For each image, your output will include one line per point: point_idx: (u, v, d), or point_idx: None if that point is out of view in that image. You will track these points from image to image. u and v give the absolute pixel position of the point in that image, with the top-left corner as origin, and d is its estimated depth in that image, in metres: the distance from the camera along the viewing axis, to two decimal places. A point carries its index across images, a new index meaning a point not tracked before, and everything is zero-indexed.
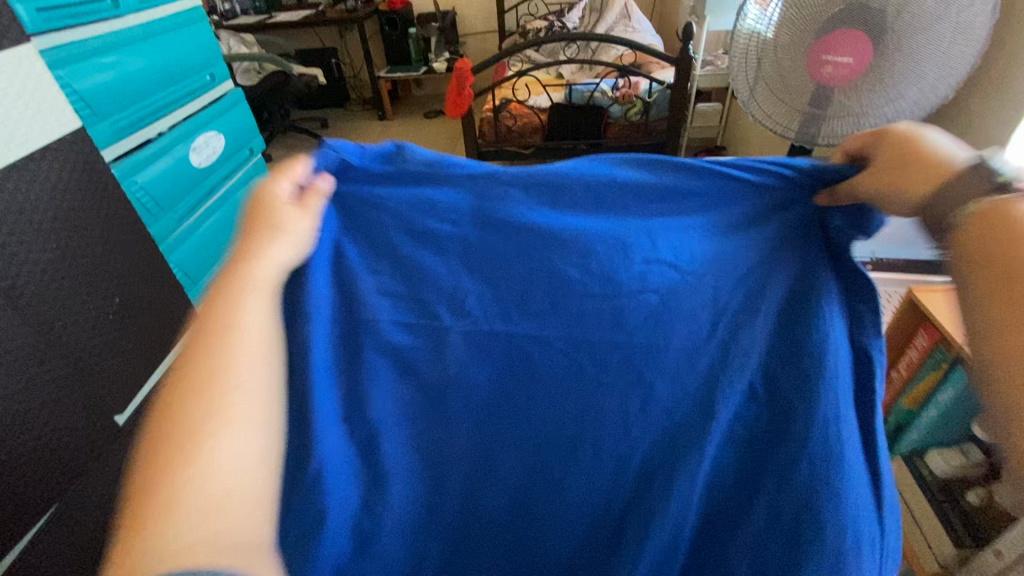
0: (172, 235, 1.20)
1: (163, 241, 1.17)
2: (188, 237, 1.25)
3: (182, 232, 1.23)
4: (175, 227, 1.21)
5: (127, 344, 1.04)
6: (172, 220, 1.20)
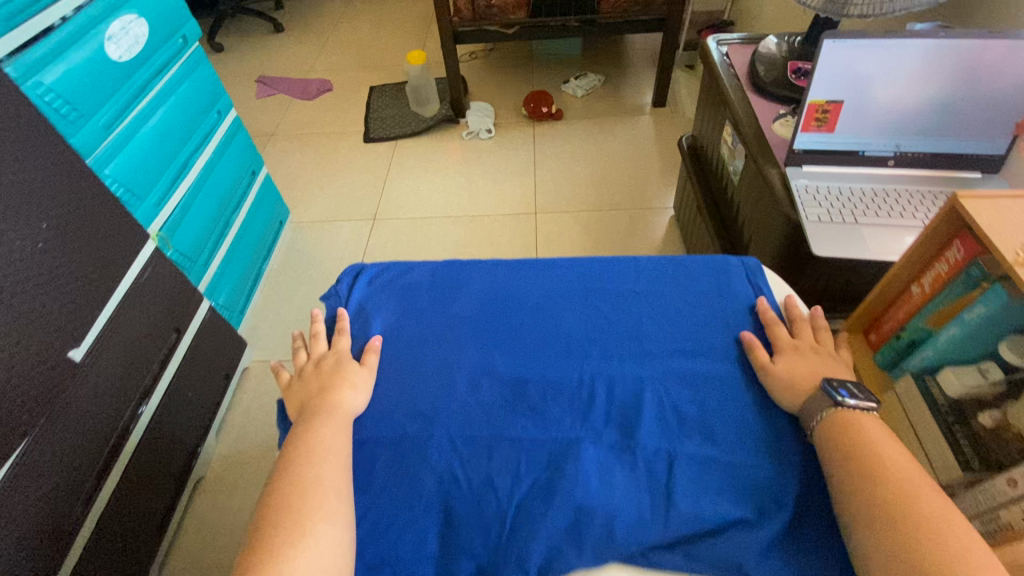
0: (100, 146, 1.04)
1: (91, 154, 1.01)
2: (122, 148, 1.09)
3: (112, 142, 1.06)
4: (103, 137, 1.04)
5: (84, 269, 0.91)
6: (96, 129, 1.03)
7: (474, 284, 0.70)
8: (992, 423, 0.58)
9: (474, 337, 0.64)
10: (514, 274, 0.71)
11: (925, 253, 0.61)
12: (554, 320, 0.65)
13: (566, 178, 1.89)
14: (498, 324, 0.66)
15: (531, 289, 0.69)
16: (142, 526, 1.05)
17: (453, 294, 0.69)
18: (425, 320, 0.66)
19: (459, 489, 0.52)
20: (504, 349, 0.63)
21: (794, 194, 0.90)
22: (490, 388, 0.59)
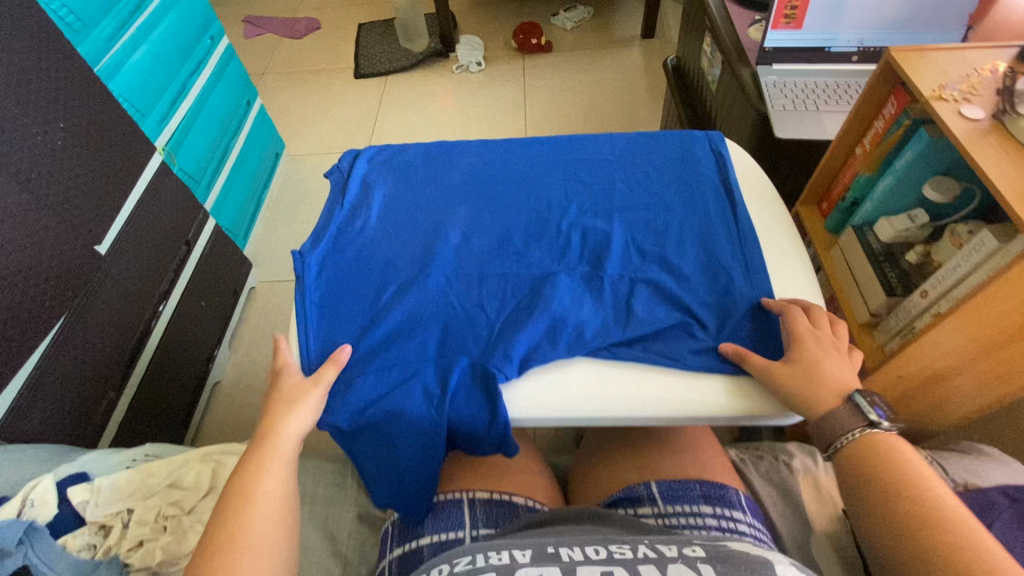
0: (104, 59, 1.08)
1: (96, 65, 1.06)
2: (126, 63, 1.13)
3: (114, 56, 1.10)
4: (106, 50, 1.08)
5: (99, 171, 0.98)
6: (99, 41, 1.07)
7: (466, 159, 0.77)
8: (916, 259, 0.66)
9: (467, 200, 0.71)
10: (502, 149, 0.77)
11: (867, 115, 0.69)
12: (538, 184, 0.73)
13: (556, 108, 1.93)
14: (490, 188, 0.74)
15: (518, 161, 0.76)
16: (168, 416, 1.16)
17: (447, 167, 0.76)
18: (423, 188, 0.73)
19: (455, 312, 0.61)
20: (496, 207, 0.71)
21: (762, 89, 0.96)
22: (481, 239, 0.68)
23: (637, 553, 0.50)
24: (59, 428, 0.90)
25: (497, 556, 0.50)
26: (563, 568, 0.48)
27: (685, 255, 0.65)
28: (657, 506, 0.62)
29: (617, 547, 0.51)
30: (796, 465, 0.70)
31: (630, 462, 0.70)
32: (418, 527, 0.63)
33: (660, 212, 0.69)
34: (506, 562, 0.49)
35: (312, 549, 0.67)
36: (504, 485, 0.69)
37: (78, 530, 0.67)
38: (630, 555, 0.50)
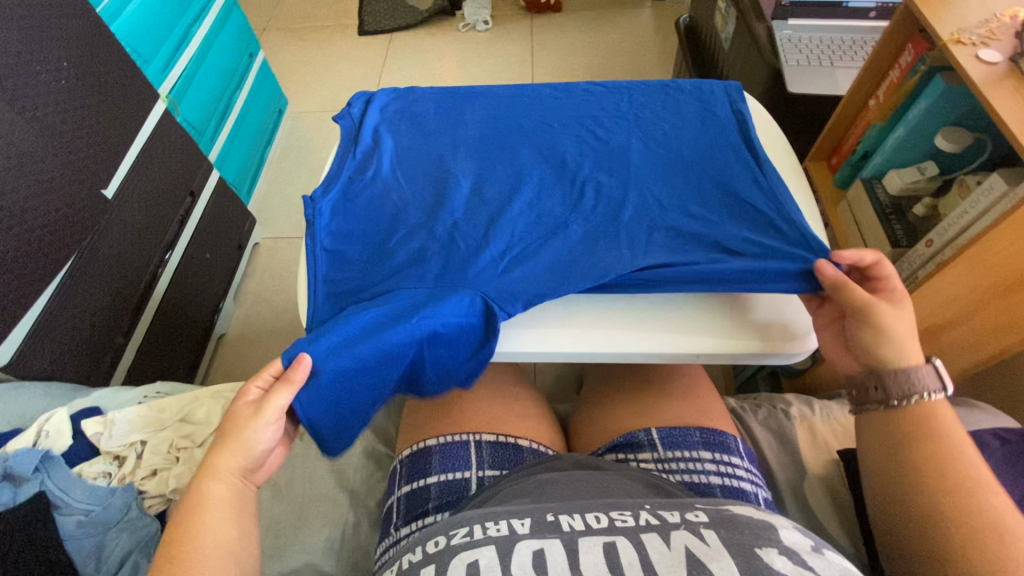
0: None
1: (98, 5, 1.04)
2: (128, 5, 1.11)
3: None
4: None
5: (104, 114, 0.97)
6: None
7: (477, 108, 0.76)
8: (923, 212, 0.67)
9: (477, 148, 0.72)
10: (515, 99, 0.77)
11: (882, 65, 0.68)
12: (551, 133, 0.73)
13: (563, 70, 1.89)
14: (497, 135, 0.73)
15: (530, 111, 0.76)
16: (174, 364, 1.17)
17: (460, 115, 0.76)
18: (435, 135, 0.74)
19: (464, 254, 0.62)
20: (505, 158, 0.71)
21: (777, 43, 0.94)
22: (492, 185, 0.68)
23: (639, 522, 0.50)
24: (69, 367, 0.92)
25: (494, 527, 0.50)
26: (563, 541, 0.48)
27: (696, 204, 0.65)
28: (656, 452, 0.64)
29: (618, 514, 0.51)
30: (793, 413, 0.71)
31: (630, 406, 0.72)
32: (425, 467, 0.65)
33: (673, 162, 0.69)
34: (506, 534, 0.49)
35: (320, 481, 0.70)
36: (507, 427, 0.70)
37: (94, 459, 0.69)
38: (632, 523, 0.50)
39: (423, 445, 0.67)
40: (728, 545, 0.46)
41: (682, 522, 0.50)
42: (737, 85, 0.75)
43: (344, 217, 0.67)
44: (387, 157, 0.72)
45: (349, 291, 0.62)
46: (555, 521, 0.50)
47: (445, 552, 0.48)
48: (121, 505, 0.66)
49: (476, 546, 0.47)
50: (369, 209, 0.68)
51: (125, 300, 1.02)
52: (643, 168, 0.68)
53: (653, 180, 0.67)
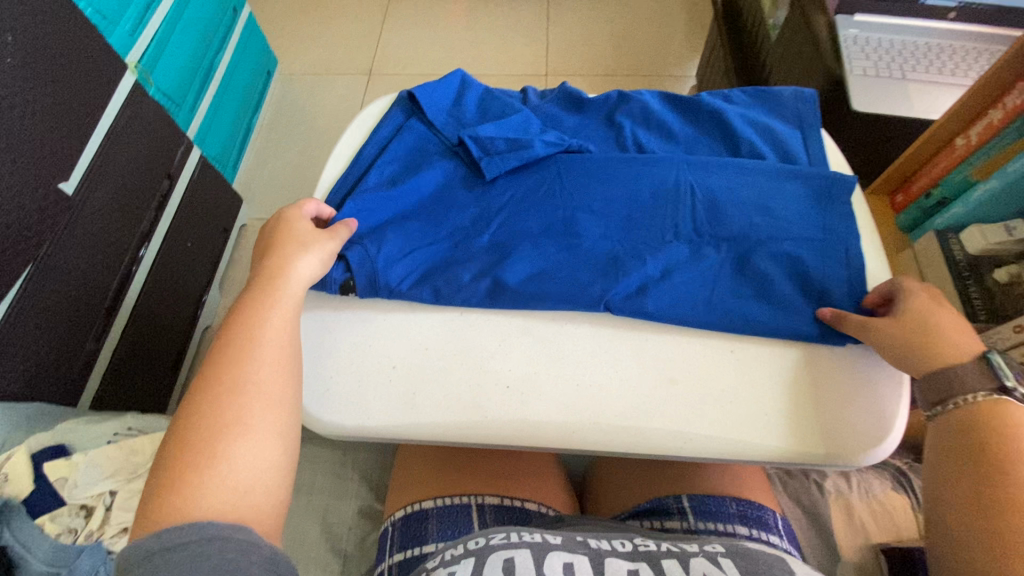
0: None
1: None
2: None
3: None
4: None
5: (58, 95, 0.83)
6: None
7: (494, 135, 0.58)
8: (1005, 278, 0.58)
9: (505, 227, 0.56)
10: (540, 140, 0.58)
11: (980, 100, 0.58)
12: (656, 219, 0.55)
13: (582, 36, 1.71)
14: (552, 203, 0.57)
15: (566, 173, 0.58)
16: (154, 361, 1.09)
17: (467, 161, 0.59)
18: (435, 173, 0.59)
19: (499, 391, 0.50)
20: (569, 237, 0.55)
21: (840, 46, 0.80)
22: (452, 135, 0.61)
23: (662, 547, 0.51)
24: (39, 382, 0.84)
25: (529, 535, 0.51)
26: (591, 557, 0.49)
27: (810, 302, 0.52)
28: (687, 521, 0.57)
29: (641, 540, 0.52)
30: (828, 487, 0.64)
31: (649, 473, 0.64)
32: (421, 533, 0.57)
33: (780, 220, 0.54)
34: (540, 542, 0.49)
35: (309, 543, 0.63)
36: (513, 488, 0.63)
37: (58, 510, 0.63)
38: (656, 549, 0.51)
39: (418, 508, 0.60)
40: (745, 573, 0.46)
41: (699, 551, 0.50)
42: (814, 96, 0.61)
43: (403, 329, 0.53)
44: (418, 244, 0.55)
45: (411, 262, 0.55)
46: (585, 541, 0.51)
47: (484, 548, 0.48)
48: (89, 568, 0.60)
49: (512, 545, 0.48)
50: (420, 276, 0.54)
51: (97, 304, 0.93)
52: (748, 252, 0.53)
53: (764, 291, 0.52)
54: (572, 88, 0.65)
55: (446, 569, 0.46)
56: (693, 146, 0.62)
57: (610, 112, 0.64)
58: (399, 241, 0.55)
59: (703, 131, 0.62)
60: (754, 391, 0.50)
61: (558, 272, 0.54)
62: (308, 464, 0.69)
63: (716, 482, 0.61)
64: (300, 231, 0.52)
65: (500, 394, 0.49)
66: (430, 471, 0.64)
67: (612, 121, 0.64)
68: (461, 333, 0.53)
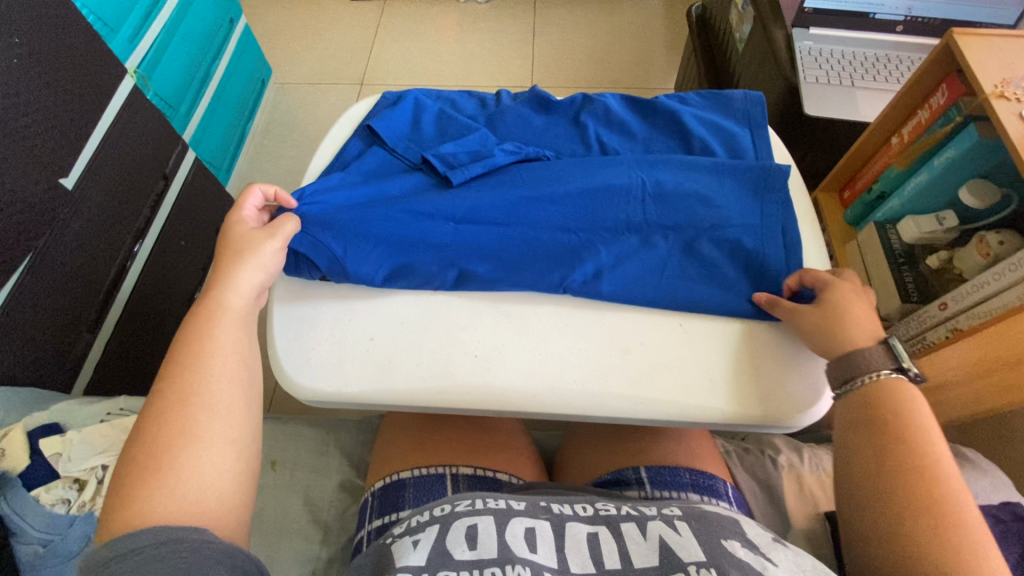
0: None
1: None
2: None
3: None
4: None
5: (60, 95, 0.88)
6: None
7: (457, 150, 0.64)
8: (937, 264, 0.64)
9: (471, 216, 0.60)
10: (500, 150, 0.64)
11: (911, 102, 0.64)
12: (614, 207, 0.60)
13: (566, 51, 1.79)
14: (519, 195, 0.60)
15: (530, 171, 0.62)
16: (145, 355, 1.12)
17: (434, 177, 0.63)
18: (402, 182, 0.63)
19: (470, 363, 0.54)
20: (530, 231, 0.59)
21: (796, 56, 0.87)
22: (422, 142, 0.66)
23: (621, 511, 0.52)
24: (33, 368, 0.87)
25: (495, 501, 0.52)
26: (553, 522, 0.50)
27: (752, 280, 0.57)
28: (644, 490, 0.61)
29: (602, 505, 0.54)
30: (782, 461, 0.69)
31: (614, 446, 0.68)
32: (398, 500, 0.61)
33: (725, 209, 0.59)
34: (504, 508, 0.51)
35: (291, 516, 0.66)
36: (486, 462, 0.66)
37: (52, 483, 0.67)
38: (615, 513, 0.52)
39: (397, 478, 0.63)
40: (698, 534, 0.48)
41: (658, 515, 0.51)
42: (760, 98, 0.67)
43: (382, 311, 0.58)
44: (389, 225, 0.58)
45: (379, 253, 0.58)
46: (548, 505, 0.53)
47: (449, 515, 0.49)
48: (80, 536, 0.64)
49: (477, 512, 0.49)
50: (392, 261, 0.58)
51: (92, 296, 0.97)
52: (693, 237, 0.59)
53: (715, 273, 0.57)
54: (541, 90, 0.70)
55: (411, 537, 0.48)
56: (652, 144, 0.67)
57: (576, 113, 0.69)
58: (364, 231, 0.58)
59: (661, 130, 0.68)
60: (698, 360, 0.54)
61: (518, 258, 0.58)
62: (294, 442, 0.73)
63: (676, 454, 0.65)
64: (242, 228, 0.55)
65: (468, 364, 0.54)
66: (407, 446, 0.68)
67: (577, 121, 0.69)
68: (434, 311, 0.57)
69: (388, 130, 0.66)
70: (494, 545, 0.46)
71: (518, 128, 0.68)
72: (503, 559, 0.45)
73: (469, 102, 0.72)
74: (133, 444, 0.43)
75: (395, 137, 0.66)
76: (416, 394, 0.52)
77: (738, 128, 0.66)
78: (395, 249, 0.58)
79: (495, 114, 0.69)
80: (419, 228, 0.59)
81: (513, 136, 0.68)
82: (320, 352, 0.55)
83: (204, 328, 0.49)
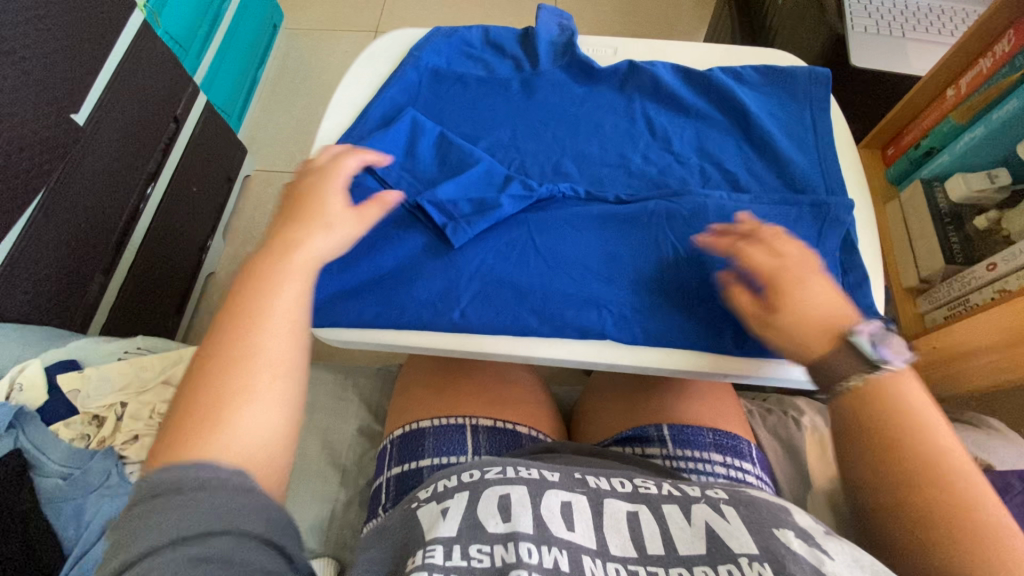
0: None
1: None
2: None
3: None
4: None
5: (66, 24, 0.83)
6: None
7: (457, 198, 0.57)
8: (984, 225, 0.60)
9: (502, 233, 0.56)
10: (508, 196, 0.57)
11: (972, 49, 0.60)
12: (644, 243, 0.56)
13: (588, 0, 1.70)
14: (549, 245, 0.56)
15: (554, 167, 0.60)
16: (160, 300, 1.12)
17: (430, 229, 0.57)
18: (399, 238, 0.57)
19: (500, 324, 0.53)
20: (560, 281, 0.54)
21: (844, 3, 0.81)
22: (442, 131, 0.61)
23: (660, 488, 0.47)
24: (47, 307, 0.87)
25: (526, 470, 0.47)
26: (590, 497, 0.46)
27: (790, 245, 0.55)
28: (666, 448, 0.60)
29: (641, 479, 0.48)
30: (805, 422, 0.68)
31: (636, 401, 0.67)
32: (418, 449, 0.61)
33: (767, 202, 0.56)
34: (537, 479, 0.46)
35: (311, 458, 0.66)
36: (506, 413, 0.66)
37: (72, 418, 0.67)
38: (656, 491, 0.47)
39: (417, 426, 0.63)
40: (748, 522, 0.43)
41: (702, 495, 0.46)
42: (826, 76, 0.62)
43: (418, 305, 0.54)
44: (398, 297, 0.54)
45: (388, 308, 0.54)
46: (583, 478, 0.48)
47: (479, 482, 0.46)
48: (102, 470, 0.63)
49: (509, 481, 0.45)
50: (414, 291, 0.54)
51: (105, 238, 0.96)
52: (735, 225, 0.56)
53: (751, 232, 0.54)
54: (585, 56, 0.64)
55: (440, 507, 0.44)
56: (705, 122, 0.62)
57: (622, 83, 0.63)
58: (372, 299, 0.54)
59: (714, 105, 0.63)
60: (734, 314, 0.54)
61: (553, 279, 0.54)
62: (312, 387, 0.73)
63: (699, 411, 0.64)
64: (332, 209, 0.50)
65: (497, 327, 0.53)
66: (426, 394, 0.67)
67: (623, 92, 0.63)
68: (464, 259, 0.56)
69: (404, 122, 0.61)
70: (530, 520, 0.43)
71: (558, 101, 0.63)
72: (541, 537, 0.41)
73: (497, 66, 0.65)
74: (199, 385, 0.38)
75: (384, 162, 0.59)
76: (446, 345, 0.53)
77: (786, 94, 0.63)
78: (408, 302, 0.54)
79: (532, 79, 0.64)
80: (434, 298, 0.54)
81: (551, 104, 0.63)
82: (362, 336, 0.54)
83: (271, 274, 0.44)
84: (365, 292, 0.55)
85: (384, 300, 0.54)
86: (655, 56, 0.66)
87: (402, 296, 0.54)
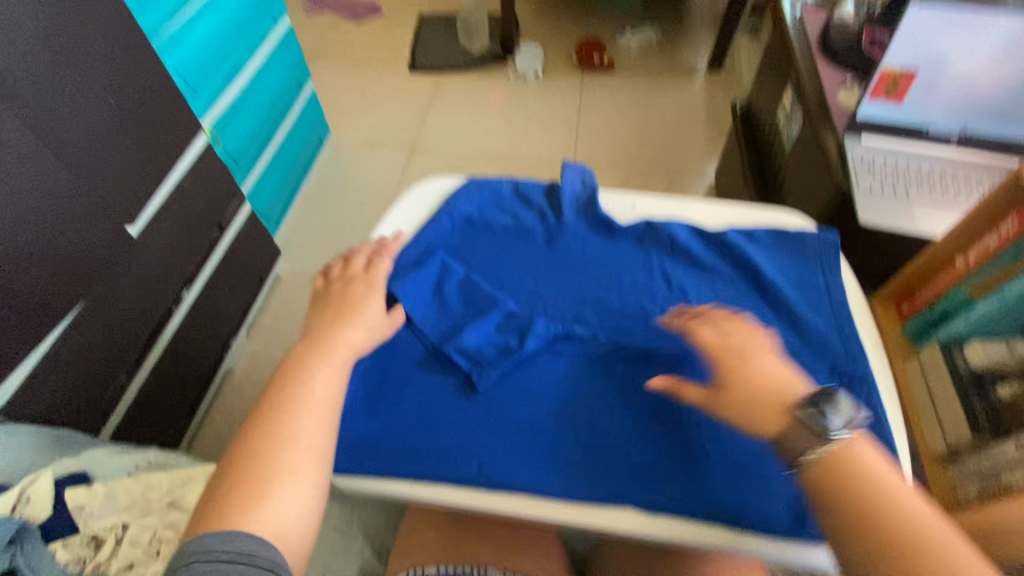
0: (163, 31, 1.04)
1: (153, 37, 1.02)
2: (182, 36, 1.08)
3: (173, 29, 1.06)
4: (167, 23, 1.04)
5: (136, 147, 0.93)
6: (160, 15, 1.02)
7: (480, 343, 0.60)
8: (1009, 395, 0.61)
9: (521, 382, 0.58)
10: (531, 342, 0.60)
11: (976, 226, 0.63)
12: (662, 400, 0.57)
13: (608, 131, 1.85)
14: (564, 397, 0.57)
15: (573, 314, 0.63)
16: (176, 398, 1.13)
17: (454, 373, 0.59)
18: (421, 378, 0.59)
19: (517, 480, 0.53)
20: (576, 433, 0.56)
21: (849, 164, 0.87)
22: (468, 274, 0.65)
23: None
24: (67, 407, 0.87)
25: None
26: None
27: None
28: None
29: None
30: None
31: (653, 559, 0.64)
32: None
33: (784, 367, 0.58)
34: None
35: None
36: (516, 564, 0.62)
37: (71, 537, 0.64)
38: None
39: (421, 572, 0.60)
40: None
41: None
42: (836, 240, 0.65)
43: (436, 451, 0.54)
44: (417, 439, 0.55)
45: (407, 450, 0.55)
46: None
47: None
48: None
49: None
50: (433, 434, 0.55)
51: (135, 337, 0.99)
52: None
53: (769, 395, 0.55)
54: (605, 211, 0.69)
55: None
56: (720, 277, 0.65)
57: (640, 237, 0.68)
58: (393, 441, 0.55)
59: (729, 262, 0.66)
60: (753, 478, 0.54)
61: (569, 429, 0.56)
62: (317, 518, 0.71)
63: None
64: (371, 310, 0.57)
65: (516, 481, 0.53)
66: (435, 536, 0.65)
67: (641, 246, 0.67)
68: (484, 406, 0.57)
69: (432, 265, 0.66)
70: None
71: (579, 251, 0.67)
72: None
73: (523, 216, 0.71)
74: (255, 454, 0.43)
75: (414, 303, 0.62)
76: (461, 499, 0.53)
77: (800, 256, 0.66)
78: (427, 445, 0.55)
79: (556, 230, 0.68)
80: (454, 441, 0.55)
81: (571, 254, 0.67)
82: (379, 482, 0.54)
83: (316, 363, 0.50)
84: (385, 435, 0.55)
85: (402, 440, 0.55)
86: (673, 213, 0.71)
87: (423, 436, 0.55)
